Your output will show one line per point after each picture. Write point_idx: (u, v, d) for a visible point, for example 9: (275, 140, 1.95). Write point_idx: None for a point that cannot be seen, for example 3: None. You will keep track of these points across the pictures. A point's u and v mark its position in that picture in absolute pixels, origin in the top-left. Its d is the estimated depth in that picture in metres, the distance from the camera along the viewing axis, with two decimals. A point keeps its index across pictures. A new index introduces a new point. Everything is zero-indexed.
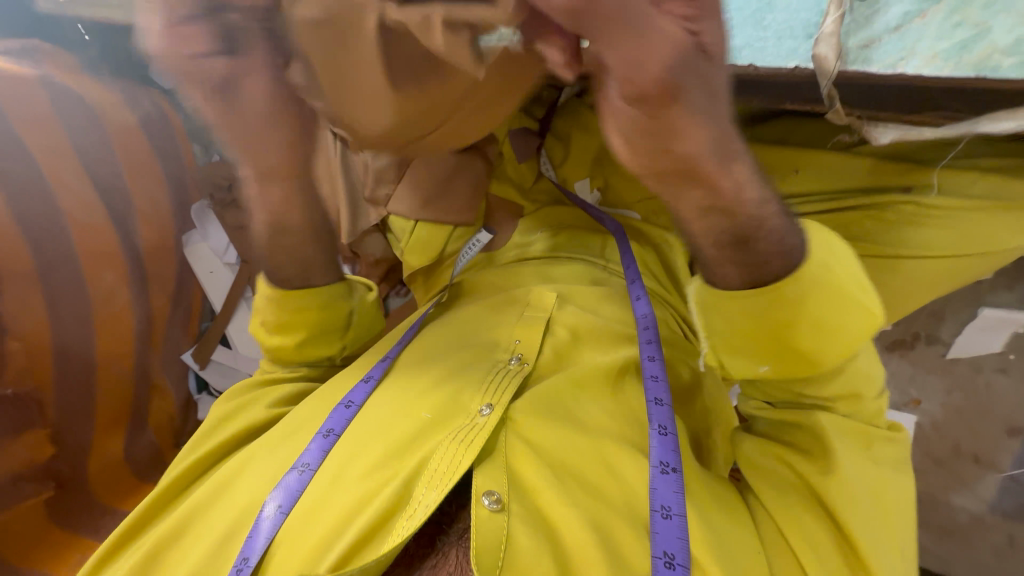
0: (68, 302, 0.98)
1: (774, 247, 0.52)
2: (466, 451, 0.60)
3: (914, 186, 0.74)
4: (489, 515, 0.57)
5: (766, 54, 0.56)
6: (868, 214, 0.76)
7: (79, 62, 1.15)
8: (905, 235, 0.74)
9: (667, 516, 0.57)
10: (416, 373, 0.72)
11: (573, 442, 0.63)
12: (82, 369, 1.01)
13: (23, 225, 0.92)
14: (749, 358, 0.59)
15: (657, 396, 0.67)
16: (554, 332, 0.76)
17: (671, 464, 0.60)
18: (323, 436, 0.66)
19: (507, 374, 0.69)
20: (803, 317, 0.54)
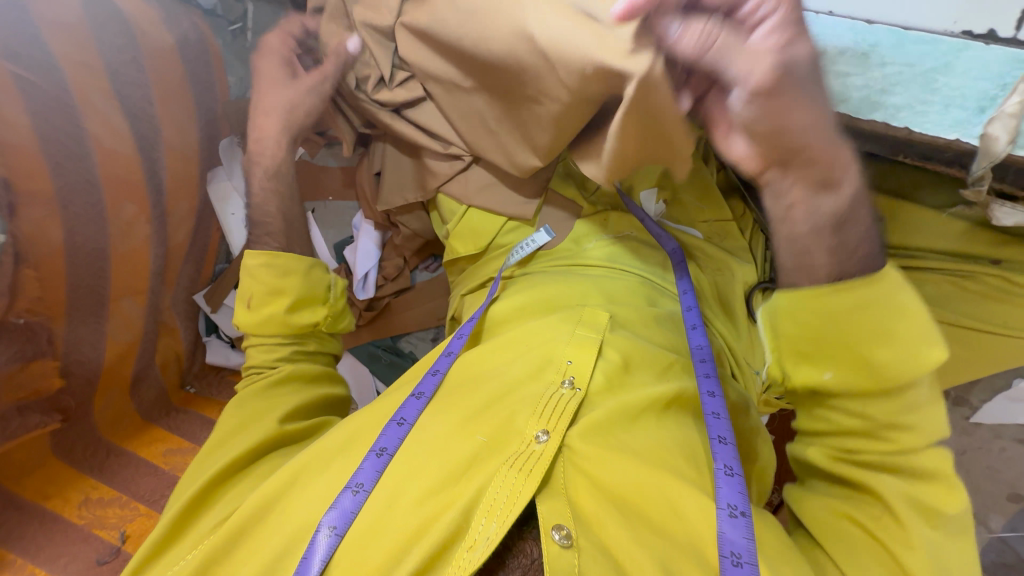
0: (86, 229, 0.92)
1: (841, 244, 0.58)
2: (527, 481, 0.57)
3: (1003, 259, 0.71)
4: (559, 552, 0.55)
5: (924, 121, 0.59)
6: (950, 279, 0.73)
7: None
8: (980, 307, 0.73)
9: (738, 563, 0.54)
10: (466, 394, 0.66)
11: (637, 480, 0.60)
12: (94, 301, 0.96)
13: (45, 146, 0.84)
14: (815, 364, 0.61)
15: (719, 434, 0.63)
16: (605, 355, 0.71)
17: (740, 508, 0.57)
18: (376, 455, 0.60)
19: (560, 398, 0.64)
20: (876, 324, 0.57)
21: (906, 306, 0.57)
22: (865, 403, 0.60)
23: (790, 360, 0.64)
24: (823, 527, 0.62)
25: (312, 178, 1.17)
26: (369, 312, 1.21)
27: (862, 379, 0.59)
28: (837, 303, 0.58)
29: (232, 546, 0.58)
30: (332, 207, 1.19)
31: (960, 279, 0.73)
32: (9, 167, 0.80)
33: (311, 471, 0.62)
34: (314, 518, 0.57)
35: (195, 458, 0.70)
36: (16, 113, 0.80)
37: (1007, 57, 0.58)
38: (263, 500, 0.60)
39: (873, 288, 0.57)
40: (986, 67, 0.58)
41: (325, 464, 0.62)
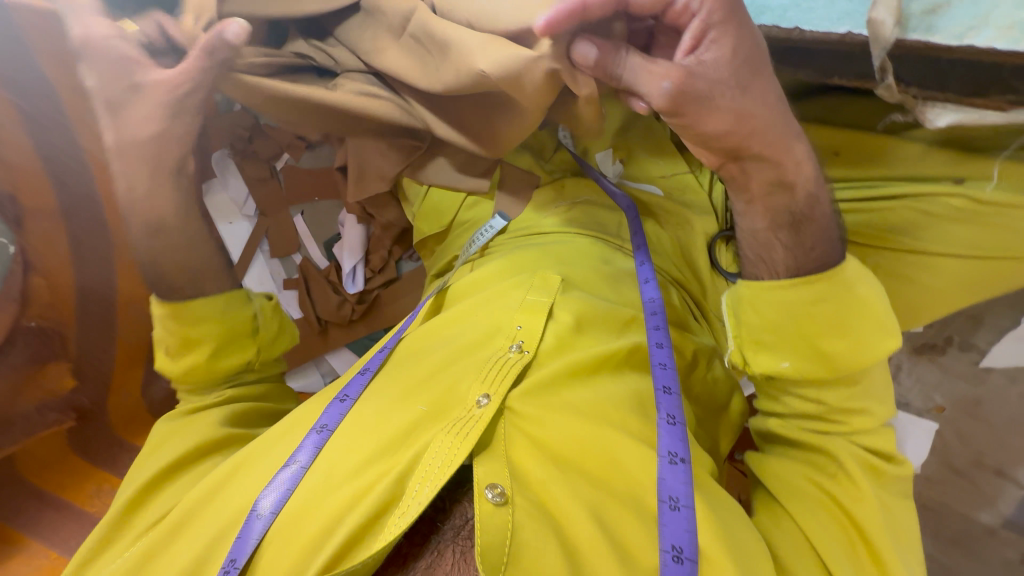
0: (91, 238, 1.01)
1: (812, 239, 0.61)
2: (462, 444, 0.54)
3: (965, 176, 0.67)
4: (493, 509, 0.53)
5: (811, 17, 0.57)
6: (912, 205, 0.69)
7: None
8: (950, 231, 0.68)
9: (675, 507, 0.53)
10: (411, 365, 0.64)
11: (577, 435, 0.57)
12: (103, 307, 1.03)
13: (47, 162, 0.94)
14: (772, 354, 0.62)
15: (665, 384, 0.61)
16: (557, 316, 0.68)
17: (680, 455, 0.56)
18: (317, 432, 0.58)
19: (506, 360, 0.62)
20: (830, 317, 0.59)
21: (861, 295, 0.60)
22: (819, 389, 0.62)
23: (749, 348, 0.64)
24: (785, 487, 0.62)
25: (297, 182, 1.26)
26: (361, 305, 1.26)
27: (824, 369, 0.60)
28: (796, 297, 0.60)
29: (171, 537, 0.56)
30: (319, 209, 1.27)
31: (924, 204, 0.69)
32: (14, 183, 0.90)
33: (255, 456, 0.58)
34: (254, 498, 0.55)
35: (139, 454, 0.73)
36: (18, 135, 0.90)
37: None
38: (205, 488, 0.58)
39: (828, 283, 0.59)
40: None
41: (269, 444, 0.60)
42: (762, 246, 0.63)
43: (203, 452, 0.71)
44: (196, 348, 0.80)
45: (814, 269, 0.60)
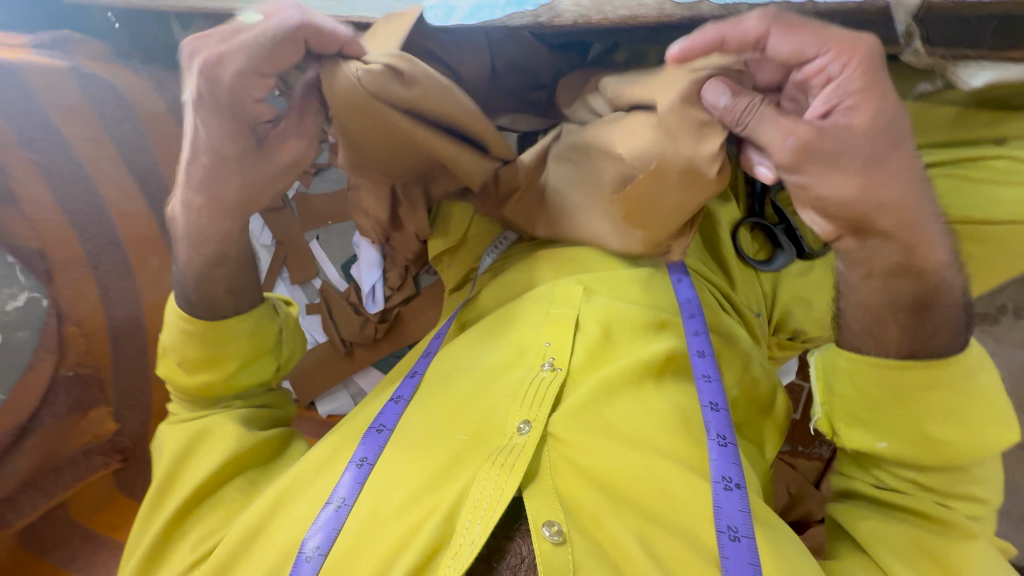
0: (116, 285, 1.02)
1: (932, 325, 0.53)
2: (510, 475, 0.49)
3: (1007, 136, 0.63)
4: (553, 550, 0.47)
5: None
6: (952, 173, 0.64)
7: (110, 51, 1.08)
8: (995, 197, 0.63)
9: (735, 537, 0.49)
10: (446, 390, 0.60)
11: (625, 459, 0.53)
12: (136, 348, 1.06)
13: (70, 216, 0.94)
14: (868, 432, 0.57)
15: (711, 400, 0.57)
16: (584, 327, 0.64)
17: (735, 480, 0.52)
18: (357, 466, 0.54)
19: (540, 382, 0.57)
20: (951, 404, 0.53)
21: (979, 384, 0.54)
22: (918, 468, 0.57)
23: (843, 420, 0.59)
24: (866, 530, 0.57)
25: (308, 208, 1.26)
26: (383, 323, 1.26)
27: (925, 454, 0.55)
28: (906, 381, 0.54)
29: None
30: (332, 231, 1.28)
31: (963, 170, 0.64)
32: (41, 240, 0.90)
33: (296, 495, 0.55)
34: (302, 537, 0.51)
35: (155, 481, 0.66)
36: (39, 192, 0.90)
37: None
38: (251, 526, 0.53)
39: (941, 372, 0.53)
40: None
41: (307, 484, 0.55)
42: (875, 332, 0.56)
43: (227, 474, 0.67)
44: (223, 364, 0.71)
45: (928, 356, 0.54)
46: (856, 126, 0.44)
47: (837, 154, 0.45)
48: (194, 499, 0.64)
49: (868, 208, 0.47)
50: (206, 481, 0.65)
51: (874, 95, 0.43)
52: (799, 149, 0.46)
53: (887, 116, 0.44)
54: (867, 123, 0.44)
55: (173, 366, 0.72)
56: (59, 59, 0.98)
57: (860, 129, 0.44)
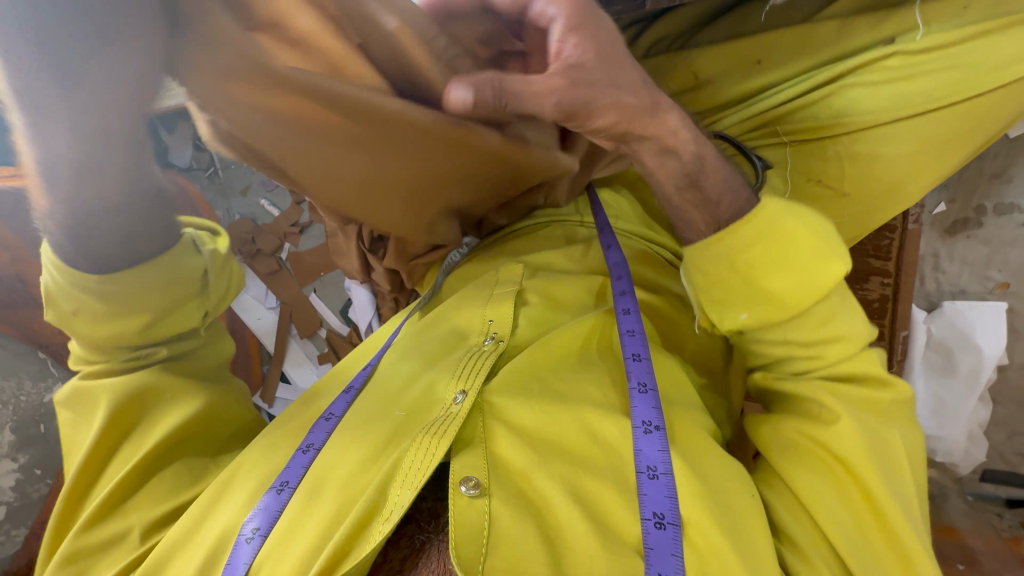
0: None
1: (722, 187, 0.53)
2: (440, 442, 0.52)
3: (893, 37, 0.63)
4: (468, 503, 0.50)
5: None
6: (852, 81, 0.65)
7: None
8: (901, 92, 0.64)
9: (653, 475, 0.50)
10: (393, 376, 0.64)
11: (554, 411, 0.55)
12: None
13: None
14: (728, 308, 0.53)
15: (634, 351, 0.58)
16: (526, 302, 0.67)
17: (654, 422, 0.52)
18: (303, 451, 0.58)
19: (479, 355, 0.60)
20: (776, 256, 0.50)
21: (789, 228, 0.51)
22: (782, 330, 0.53)
23: (709, 307, 0.55)
24: (789, 454, 0.53)
25: (302, 265, 1.37)
26: None
27: (774, 311, 0.52)
28: (737, 247, 0.51)
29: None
30: (327, 282, 1.37)
31: (863, 77, 0.65)
32: None
33: (239, 482, 0.58)
34: (237, 520, 0.54)
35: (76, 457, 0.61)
36: None
37: None
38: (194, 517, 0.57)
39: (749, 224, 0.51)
40: None
41: (252, 471, 0.59)
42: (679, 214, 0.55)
43: (162, 455, 0.63)
44: (141, 313, 0.61)
45: (732, 220, 0.52)
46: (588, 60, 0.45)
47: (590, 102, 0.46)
48: (134, 474, 0.60)
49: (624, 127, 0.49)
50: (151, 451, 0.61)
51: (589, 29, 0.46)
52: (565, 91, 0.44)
53: (604, 48, 0.46)
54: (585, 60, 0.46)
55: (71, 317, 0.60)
56: None
57: (588, 62, 0.46)
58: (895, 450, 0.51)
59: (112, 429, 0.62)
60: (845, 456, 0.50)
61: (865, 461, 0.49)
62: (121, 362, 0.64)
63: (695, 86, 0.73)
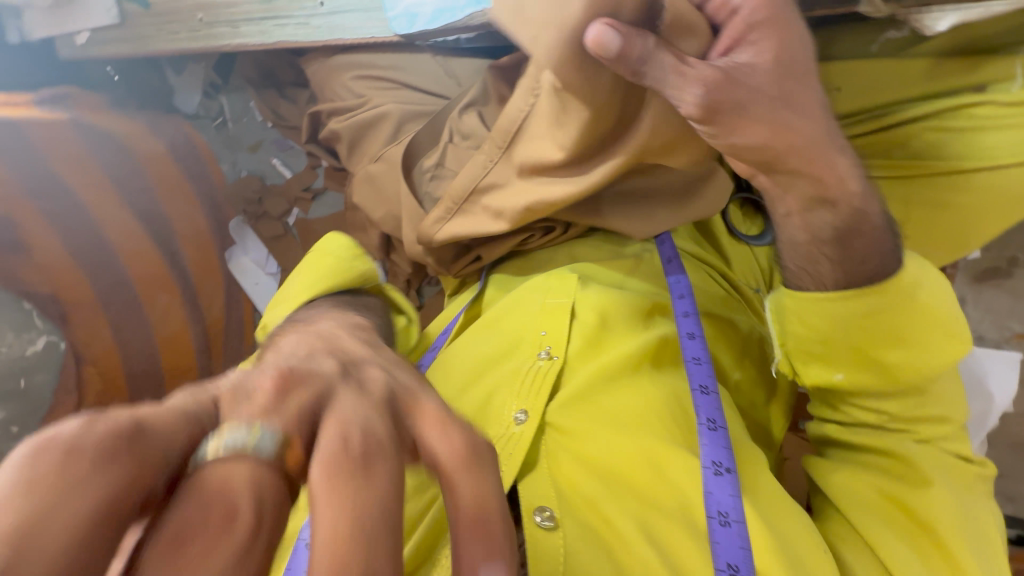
0: (130, 324, 1.02)
1: (871, 242, 0.50)
2: (507, 466, 0.52)
3: (986, 83, 0.62)
4: (544, 535, 0.48)
5: None
6: (935, 123, 0.64)
7: (107, 101, 1.12)
8: (984, 142, 0.63)
9: (725, 523, 0.47)
10: (448, 384, 0.62)
11: (618, 441, 0.53)
12: (153, 385, 1.06)
13: (80, 259, 0.95)
14: (826, 365, 0.55)
15: (701, 383, 0.56)
16: (580, 317, 0.62)
17: (725, 464, 0.50)
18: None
19: (537, 372, 0.58)
20: (900, 328, 0.52)
21: (914, 302, 0.51)
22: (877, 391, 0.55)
23: (801, 358, 0.57)
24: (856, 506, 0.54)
25: (311, 234, 1.30)
26: None
27: (876, 379, 0.54)
28: (854, 309, 0.51)
29: None
30: None
31: (947, 120, 0.63)
32: (54, 284, 0.91)
33: None
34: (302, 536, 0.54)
35: None
36: (49, 239, 0.90)
37: None
38: None
39: (883, 295, 0.51)
40: None
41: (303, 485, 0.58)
42: (809, 259, 0.53)
43: None
44: None
45: (869, 282, 0.51)
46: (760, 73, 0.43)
47: (744, 103, 0.43)
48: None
49: (775, 153, 0.46)
50: None
51: (775, 26, 0.42)
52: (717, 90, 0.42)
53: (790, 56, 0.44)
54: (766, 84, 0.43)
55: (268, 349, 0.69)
56: (58, 111, 1.00)
57: (758, 68, 0.43)
58: (976, 516, 0.53)
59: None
60: (936, 526, 0.50)
61: (949, 527, 0.50)
62: None
63: None
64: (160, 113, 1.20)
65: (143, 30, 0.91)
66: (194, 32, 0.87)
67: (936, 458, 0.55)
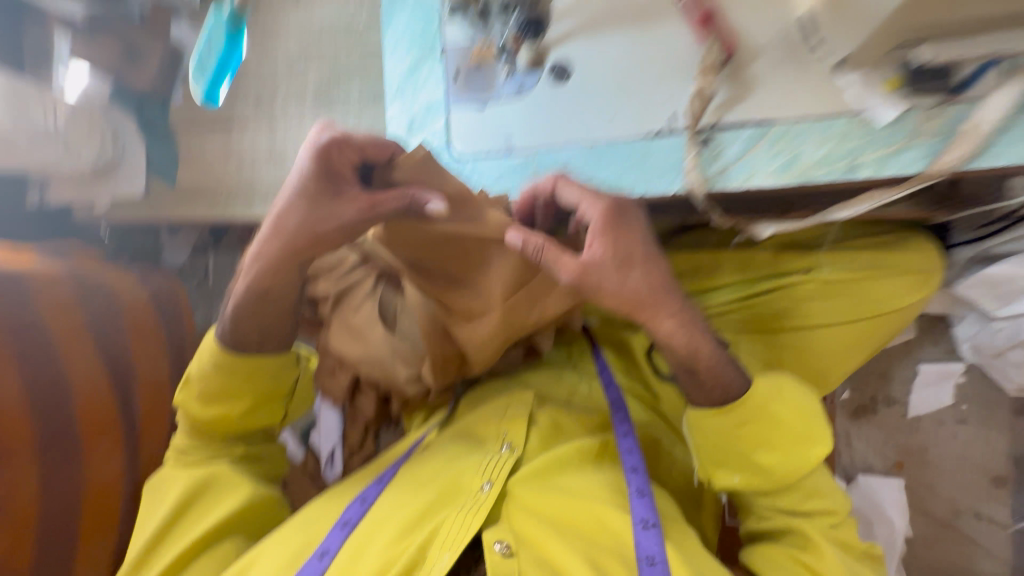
0: (61, 473, 0.96)
1: (716, 378, 0.66)
2: (477, 515, 0.57)
3: (811, 266, 0.88)
4: (500, 561, 0.55)
5: (649, 186, 0.70)
6: (788, 289, 0.88)
7: (103, 254, 1.23)
8: (823, 305, 0.87)
9: (652, 564, 0.52)
10: (422, 462, 0.67)
11: (565, 502, 0.59)
12: (62, 546, 0.95)
13: (36, 401, 0.94)
14: (726, 470, 0.69)
15: (633, 463, 0.60)
16: (538, 421, 0.68)
17: (652, 518, 0.55)
18: (340, 527, 0.60)
19: (500, 457, 0.63)
20: (767, 438, 0.66)
21: (775, 412, 0.66)
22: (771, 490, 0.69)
23: (707, 465, 0.70)
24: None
25: None
26: None
27: (766, 479, 0.67)
28: (728, 426, 0.66)
29: None
30: None
31: (790, 290, 0.88)
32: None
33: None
34: None
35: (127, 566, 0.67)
36: (13, 379, 0.91)
37: (676, 141, 0.69)
38: None
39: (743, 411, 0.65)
40: (669, 149, 0.69)
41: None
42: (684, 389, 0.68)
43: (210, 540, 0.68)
44: (238, 401, 0.73)
45: (728, 402, 0.66)
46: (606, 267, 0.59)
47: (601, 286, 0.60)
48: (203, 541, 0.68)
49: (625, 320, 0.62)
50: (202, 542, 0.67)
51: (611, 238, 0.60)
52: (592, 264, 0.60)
53: (623, 253, 0.60)
54: (608, 255, 0.60)
55: (192, 394, 0.73)
56: (59, 262, 1.08)
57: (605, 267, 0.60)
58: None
59: (183, 502, 0.70)
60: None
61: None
62: (213, 452, 0.75)
63: (666, 275, 0.97)
64: (149, 266, 1.31)
65: (165, 203, 1.09)
66: (214, 204, 1.05)
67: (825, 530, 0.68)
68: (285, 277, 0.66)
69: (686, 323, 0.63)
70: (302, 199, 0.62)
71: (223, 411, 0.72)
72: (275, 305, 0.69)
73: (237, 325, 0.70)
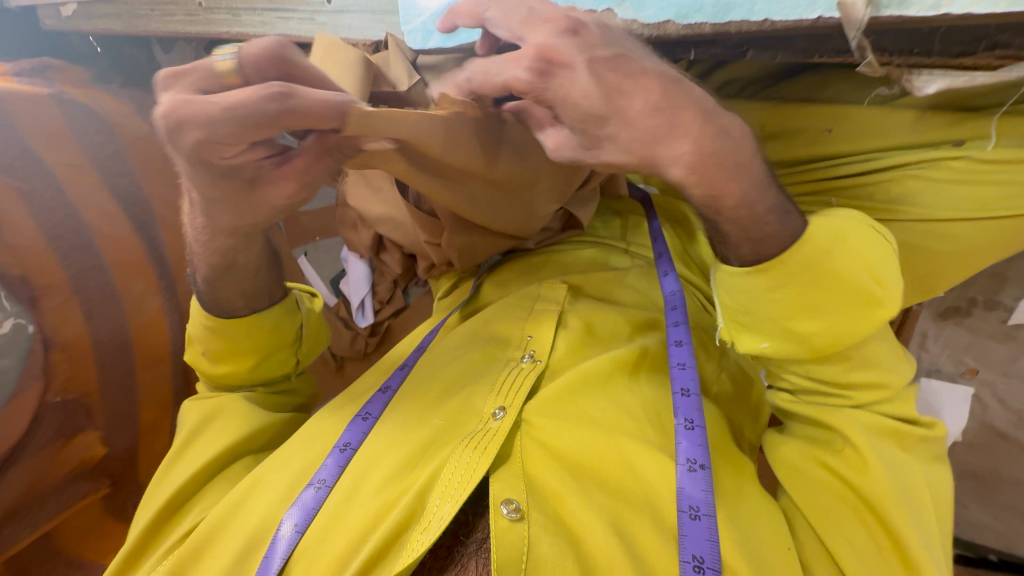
0: (102, 308, 0.98)
1: (758, 227, 0.51)
2: (482, 459, 0.52)
3: (966, 139, 0.65)
4: (508, 525, 0.49)
5: (781, 7, 0.52)
6: (913, 174, 0.68)
7: (90, 75, 1.09)
8: (960, 195, 0.66)
9: (696, 515, 0.48)
10: (431, 381, 0.63)
11: (587, 437, 0.54)
12: (121, 374, 1.01)
13: (54, 240, 0.91)
14: (752, 332, 0.57)
15: (683, 386, 0.56)
16: (567, 324, 0.66)
17: (699, 460, 0.50)
18: (339, 451, 0.57)
19: (519, 373, 0.60)
20: (813, 298, 0.52)
21: (828, 269, 0.51)
22: (816, 366, 0.57)
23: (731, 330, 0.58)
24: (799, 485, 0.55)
25: (297, 226, 1.29)
26: (373, 337, 1.25)
27: (802, 349, 0.55)
28: (759, 278, 0.53)
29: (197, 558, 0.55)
30: (320, 248, 1.31)
31: (926, 170, 0.67)
32: (24, 266, 0.87)
33: (272, 473, 0.58)
34: (281, 507, 0.55)
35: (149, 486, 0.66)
36: (21, 217, 0.87)
37: None
38: (223, 512, 0.56)
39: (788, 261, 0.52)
40: None
41: (284, 467, 0.58)
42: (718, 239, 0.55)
43: (223, 464, 0.65)
44: (245, 359, 0.70)
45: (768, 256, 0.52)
46: (602, 104, 0.43)
47: (598, 136, 0.44)
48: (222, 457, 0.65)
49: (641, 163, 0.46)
50: (217, 458, 0.64)
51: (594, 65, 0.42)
52: (583, 103, 0.43)
53: (612, 87, 0.42)
54: (595, 92, 0.42)
55: (197, 353, 0.71)
56: (39, 85, 0.96)
57: (596, 101, 0.42)
58: (917, 487, 0.52)
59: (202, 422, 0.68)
60: (877, 500, 0.50)
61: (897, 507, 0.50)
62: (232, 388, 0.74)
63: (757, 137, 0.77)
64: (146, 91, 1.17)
65: (137, 9, 0.89)
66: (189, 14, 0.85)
67: (865, 420, 0.55)
68: (243, 255, 0.62)
69: (731, 163, 0.47)
70: (218, 197, 0.49)
71: (232, 365, 0.70)
72: (246, 268, 0.64)
73: (215, 290, 0.66)
